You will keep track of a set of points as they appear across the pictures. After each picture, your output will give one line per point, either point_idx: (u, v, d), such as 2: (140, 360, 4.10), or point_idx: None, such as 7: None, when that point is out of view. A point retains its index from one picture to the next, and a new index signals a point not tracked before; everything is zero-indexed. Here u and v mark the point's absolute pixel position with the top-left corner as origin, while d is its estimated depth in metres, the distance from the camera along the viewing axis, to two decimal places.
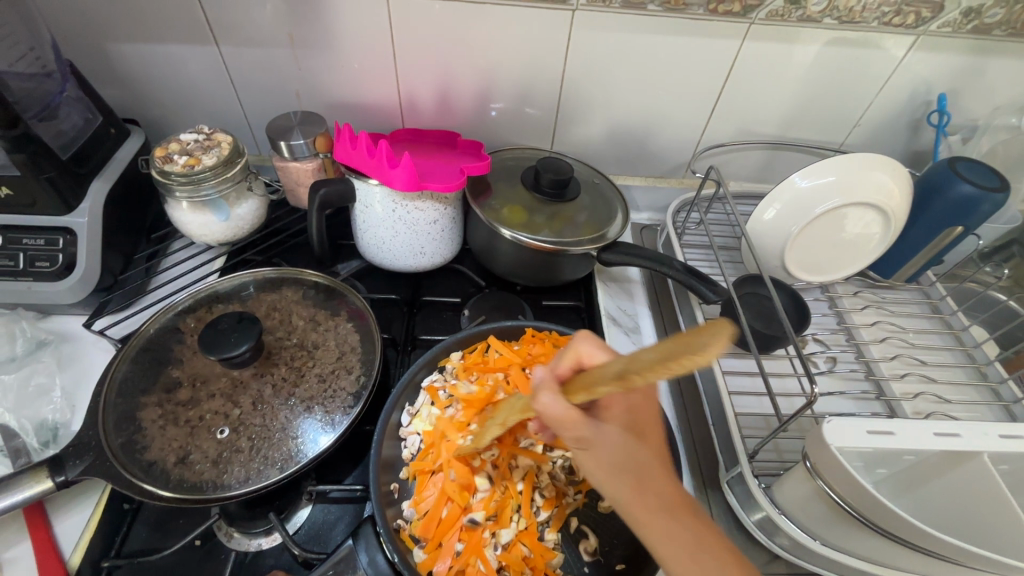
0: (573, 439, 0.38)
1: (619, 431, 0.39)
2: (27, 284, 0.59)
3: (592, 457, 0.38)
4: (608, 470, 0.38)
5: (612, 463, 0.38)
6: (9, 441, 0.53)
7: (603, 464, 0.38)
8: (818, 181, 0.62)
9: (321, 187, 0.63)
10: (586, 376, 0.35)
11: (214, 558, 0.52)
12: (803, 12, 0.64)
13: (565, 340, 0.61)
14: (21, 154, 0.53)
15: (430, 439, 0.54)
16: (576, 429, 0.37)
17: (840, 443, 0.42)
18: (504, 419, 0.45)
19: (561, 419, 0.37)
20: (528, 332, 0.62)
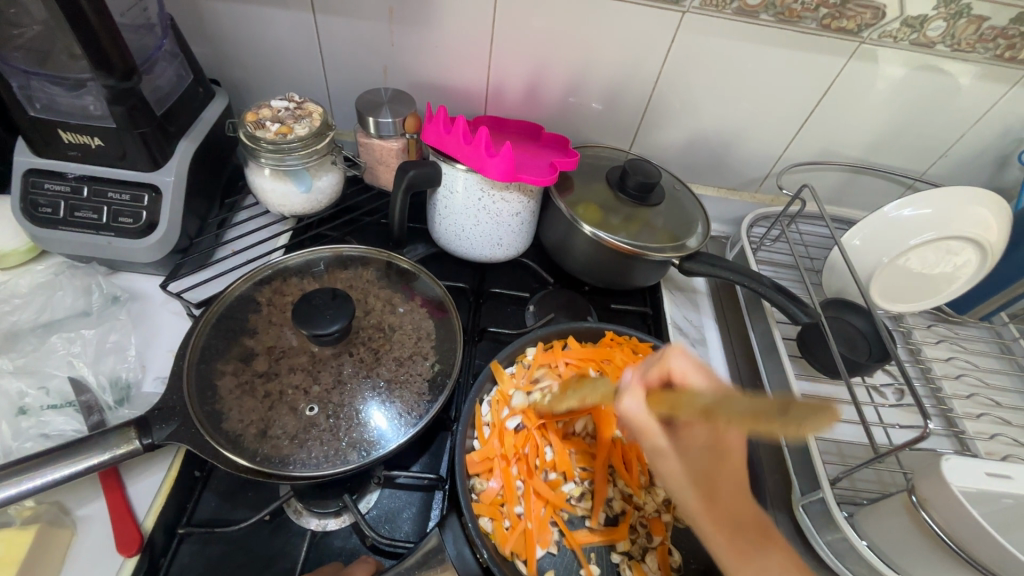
0: (652, 448, 0.40)
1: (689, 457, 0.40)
2: (108, 239, 0.58)
3: (665, 469, 0.40)
4: (682, 487, 0.39)
5: (687, 480, 0.39)
6: (85, 397, 0.52)
7: (677, 479, 0.40)
8: (917, 213, 0.62)
9: (410, 168, 0.62)
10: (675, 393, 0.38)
11: (284, 534, 0.52)
12: (918, 36, 0.63)
13: (644, 347, 0.61)
14: (121, 107, 0.52)
15: (501, 432, 0.53)
16: (657, 440, 0.40)
17: (960, 482, 0.43)
18: (584, 397, 0.50)
19: (640, 425, 0.40)
20: (606, 337, 0.61)
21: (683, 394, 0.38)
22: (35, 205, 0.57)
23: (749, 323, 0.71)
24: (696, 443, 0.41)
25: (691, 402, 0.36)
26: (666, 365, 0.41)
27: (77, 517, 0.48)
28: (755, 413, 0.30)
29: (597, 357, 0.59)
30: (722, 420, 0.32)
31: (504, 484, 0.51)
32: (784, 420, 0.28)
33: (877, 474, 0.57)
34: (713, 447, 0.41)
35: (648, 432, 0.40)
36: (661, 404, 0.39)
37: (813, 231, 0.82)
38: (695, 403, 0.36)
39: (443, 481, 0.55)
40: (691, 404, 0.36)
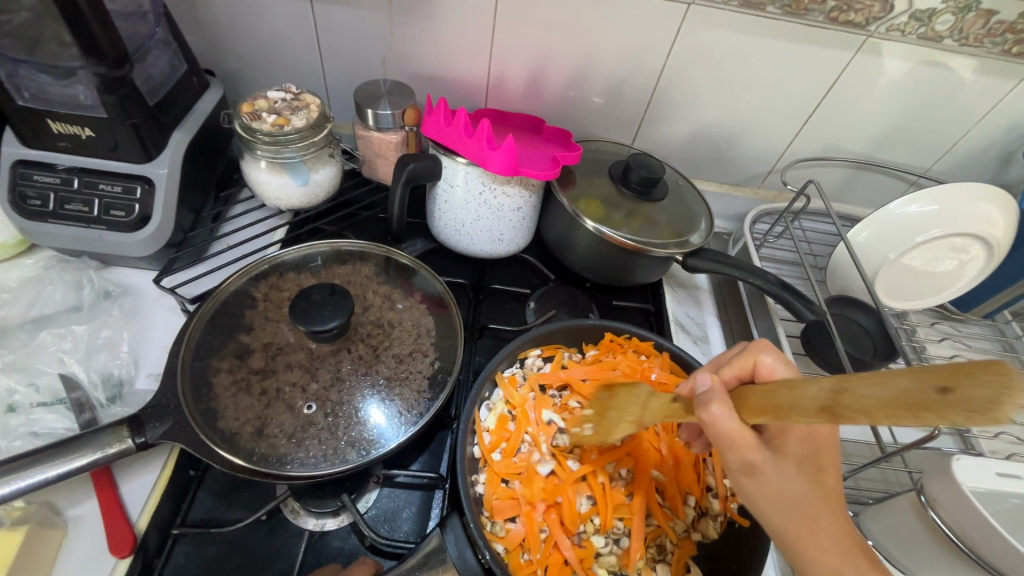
0: (738, 463, 0.36)
1: (788, 467, 0.37)
2: (100, 232, 0.56)
3: (755, 485, 0.37)
4: (776, 502, 0.36)
5: (782, 496, 0.36)
6: (76, 394, 0.51)
7: (773, 497, 0.36)
8: (923, 209, 0.62)
9: (410, 161, 0.61)
10: (774, 397, 0.33)
11: (281, 534, 0.51)
12: (926, 30, 0.62)
13: (647, 346, 0.59)
14: (112, 96, 0.51)
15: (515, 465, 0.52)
16: (750, 453, 0.36)
17: (970, 482, 0.42)
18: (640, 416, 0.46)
19: (730, 438, 0.36)
20: (608, 335, 0.60)
21: (783, 394, 0.32)
22: (23, 197, 0.56)
23: (751, 320, 0.71)
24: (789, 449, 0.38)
25: (797, 399, 0.31)
26: (754, 360, 0.43)
27: (67, 517, 0.47)
28: (905, 399, 0.24)
29: (602, 371, 0.57)
30: (850, 411, 0.27)
31: (529, 527, 0.49)
32: (969, 413, 0.22)
33: (881, 473, 0.57)
34: (806, 451, 0.38)
35: (744, 444, 0.35)
36: (757, 412, 0.34)
37: (816, 227, 0.81)
38: (804, 397, 0.30)
39: (444, 480, 0.54)
40: (797, 406, 0.31)
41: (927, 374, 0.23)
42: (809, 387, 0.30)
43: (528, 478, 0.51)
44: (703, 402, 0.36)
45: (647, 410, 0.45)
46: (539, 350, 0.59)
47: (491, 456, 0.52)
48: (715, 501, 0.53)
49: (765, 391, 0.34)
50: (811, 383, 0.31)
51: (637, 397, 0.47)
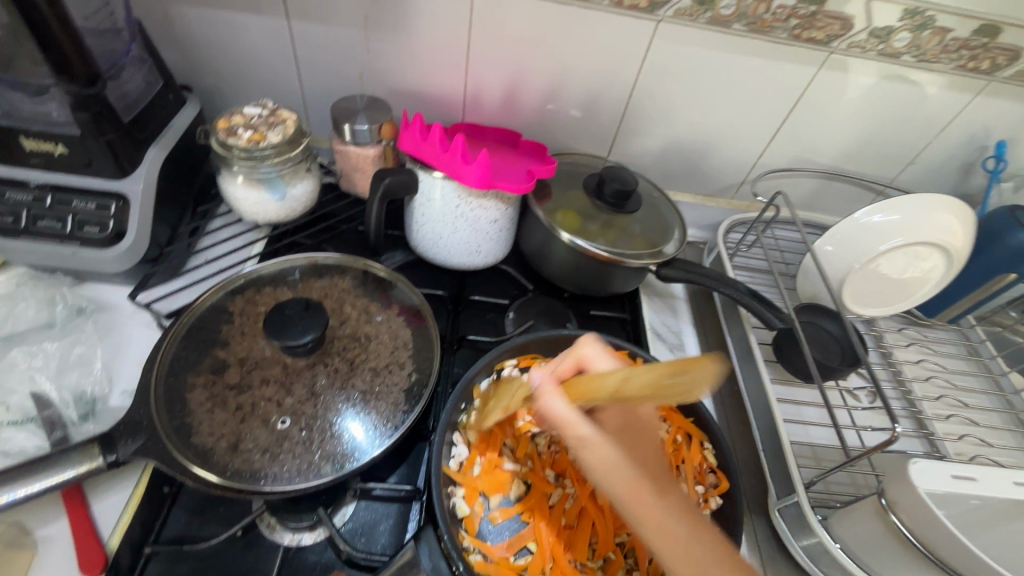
0: (574, 440, 0.40)
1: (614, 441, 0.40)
2: (73, 248, 0.56)
3: (587, 457, 0.39)
4: (605, 473, 0.38)
5: (609, 463, 0.38)
6: (47, 412, 0.50)
7: (603, 466, 0.38)
8: (885, 219, 0.64)
9: (386, 175, 0.61)
10: (585, 384, 0.42)
11: (256, 550, 0.51)
12: (885, 47, 0.64)
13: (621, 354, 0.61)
14: (85, 113, 0.51)
15: (493, 477, 0.52)
16: (579, 428, 0.40)
17: (927, 485, 0.43)
18: (507, 405, 0.50)
19: (561, 420, 0.41)
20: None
21: (594, 378, 0.42)
22: None
23: (726, 329, 0.72)
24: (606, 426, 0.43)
25: (599, 386, 0.41)
26: (578, 353, 0.48)
27: (38, 537, 0.46)
28: (655, 386, 0.38)
29: None
30: (628, 393, 0.39)
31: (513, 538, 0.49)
32: (670, 378, 0.37)
33: (851, 477, 0.58)
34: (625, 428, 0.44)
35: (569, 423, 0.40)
36: (580, 394, 0.42)
37: (788, 236, 0.83)
38: (605, 385, 0.40)
39: (420, 492, 0.54)
40: (600, 388, 0.40)
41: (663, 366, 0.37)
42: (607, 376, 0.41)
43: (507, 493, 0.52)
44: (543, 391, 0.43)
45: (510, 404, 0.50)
46: (515, 362, 0.60)
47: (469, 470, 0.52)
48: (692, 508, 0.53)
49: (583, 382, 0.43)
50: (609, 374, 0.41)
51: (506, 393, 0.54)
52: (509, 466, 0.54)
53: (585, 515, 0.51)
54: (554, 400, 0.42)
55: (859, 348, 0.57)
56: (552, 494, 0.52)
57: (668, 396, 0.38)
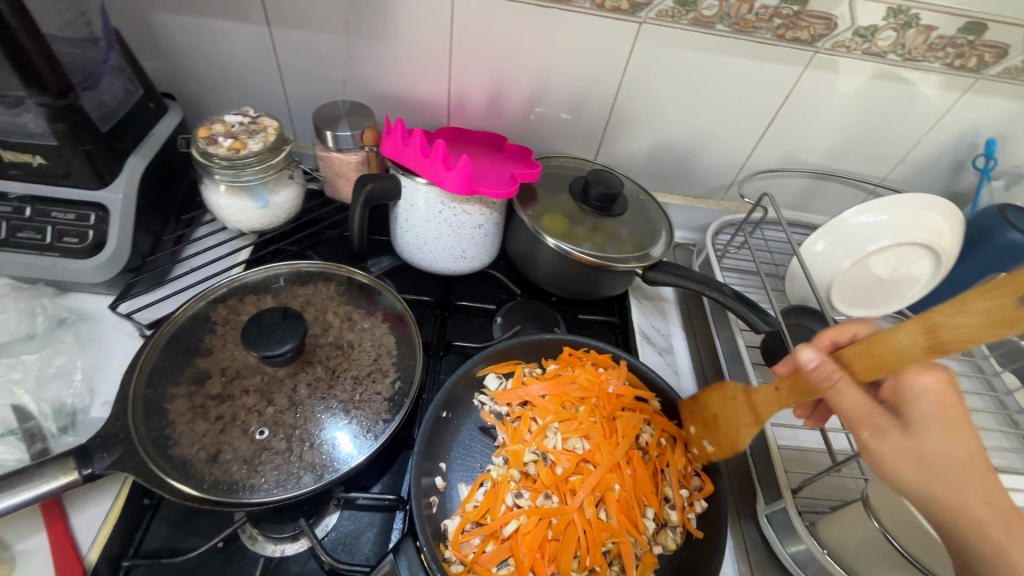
0: (869, 430, 0.37)
1: (928, 428, 0.35)
2: (53, 259, 0.56)
3: (881, 454, 0.36)
4: (908, 462, 0.35)
5: (921, 458, 0.35)
6: (26, 424, 0.50)
7: (905, 459, 0.35)
8: (872, 220, 0.63)
9: (368, 181, 0.61)
10: (874, 354, 0.37)
11: (238, 562, 0.50)
12: (870, 46, 0.64)
13: (605, 358, 0.61)
14: (62, 123, 0.51)
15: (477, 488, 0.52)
16: (877, 417, 0.36)
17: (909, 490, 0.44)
18: (738, 420, 0.50)
19: (853, 413, 0.37)
20: (567, 349, 0.61)
21: (883, 344, 0.37)
22: None
23: (715, 332, 0.71)
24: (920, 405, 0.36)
25: (896, 350, 0.36)
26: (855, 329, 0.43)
27: (16, 551, 0.45)
28: (992, 318, 0.29)
29: (561, 386, 0.58)
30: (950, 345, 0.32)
31: (495, 548, 0.48)
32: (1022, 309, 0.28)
33: (840, 481, 0.58)
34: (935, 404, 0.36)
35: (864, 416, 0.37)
36: (865, 370, 0.38)
37: (777, 237, 0.83)
38: (900, 345, 0.35)
39: (404, 501, 0.54)
40: (898, 355, 0.35)
41: (1004, 289, 0.29)
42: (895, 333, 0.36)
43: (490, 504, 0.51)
44: (826, 379, 0.38)
45: (761, 398, 0.47)
46: (496, 373, 0.60)
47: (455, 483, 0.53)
48: (674, 513, 0.53)
49: (858, 352, 0.39)
50: (899, 331, 0.36)
51: (728, 394, 0.51)
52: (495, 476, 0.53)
53: (570, 524, 0.50)
54: (844, 389, 0.38)
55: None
56: (537, 502, 0.51)
57: (1012, 326, 0.29)
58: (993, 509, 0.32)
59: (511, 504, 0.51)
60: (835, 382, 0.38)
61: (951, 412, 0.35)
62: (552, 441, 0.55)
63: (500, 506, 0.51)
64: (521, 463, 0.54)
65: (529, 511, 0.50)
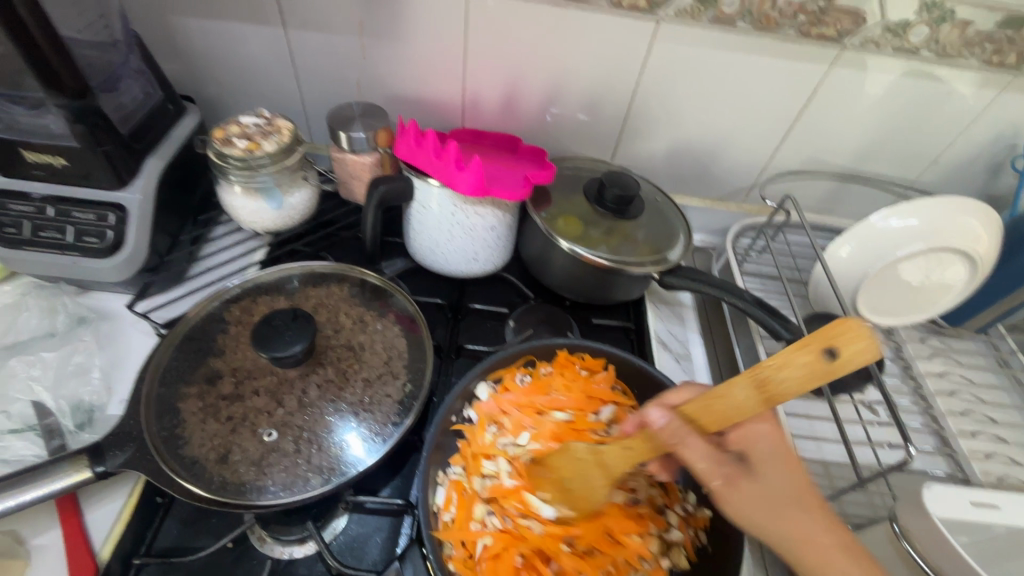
0: (722, 476, 0.39)
1: (772, 466, 0.40)
2: (74, 259, 0.57)
3: (732, 497, 0.39)
4: (758, 504, 0.39)
5: (767, 500, 0.39)
6: (44, 420, 0.51)
7: (755, 501, 0.39)
8: (902, 224, 0.60)
9: (381, 183, 0.61)
10: (716, 408, 0.38)
11: (246, 562, 0.50)
12: (901, 43, 0.61)
13: (598, 362, 0.59)
14: (82, 125, 0.52)
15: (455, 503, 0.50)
16: (728, 465, 0.39)
17: (942, 513, 0.42)
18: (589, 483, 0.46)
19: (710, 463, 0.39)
20: (562, 353, 0.59)
21: (722, 395, 0.38)
22: None
23: (735, 339, 0.69)
24: (757, 451, 0.41)
25: (735, 403, 0.37)
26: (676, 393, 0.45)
27: (31, 546, 0.46)
28: (815, 372, 0.33)
29: (542, 392, 0.57)
30: (781, 395, 0.35)
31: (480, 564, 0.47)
32: (833, 366, 0.33)
33: (867, 497, 0.55)
34: (769, 447, 0.41)
35: (714, 466, 0.39)
36: (711, 423, 0.39)
37: (801, 242, 0.80)
38: (738, 400, 0.37)
39: (412, 507, 0.53)
40: (739, 406, 0.37)
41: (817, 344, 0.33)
42: (736, 385, 0.37)
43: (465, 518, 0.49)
44: (676, 435, 0.39)
45: (613, 460, 0.45)
46: (487, 386, 0.57)
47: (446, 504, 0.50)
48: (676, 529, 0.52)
49: (699, 407, 0.39)
50: (732, 384, 0.38)
51: (580, 456, 0.46)
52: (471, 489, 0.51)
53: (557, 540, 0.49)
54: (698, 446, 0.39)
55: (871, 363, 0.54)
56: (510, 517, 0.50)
57: (827, 378, 0.33)
58: (829, 535, 0.37)
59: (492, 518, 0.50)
60: (682, 439, 0.39)
61: (780, 451, 0.41)
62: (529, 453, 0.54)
63: (473, 521, 0.49)
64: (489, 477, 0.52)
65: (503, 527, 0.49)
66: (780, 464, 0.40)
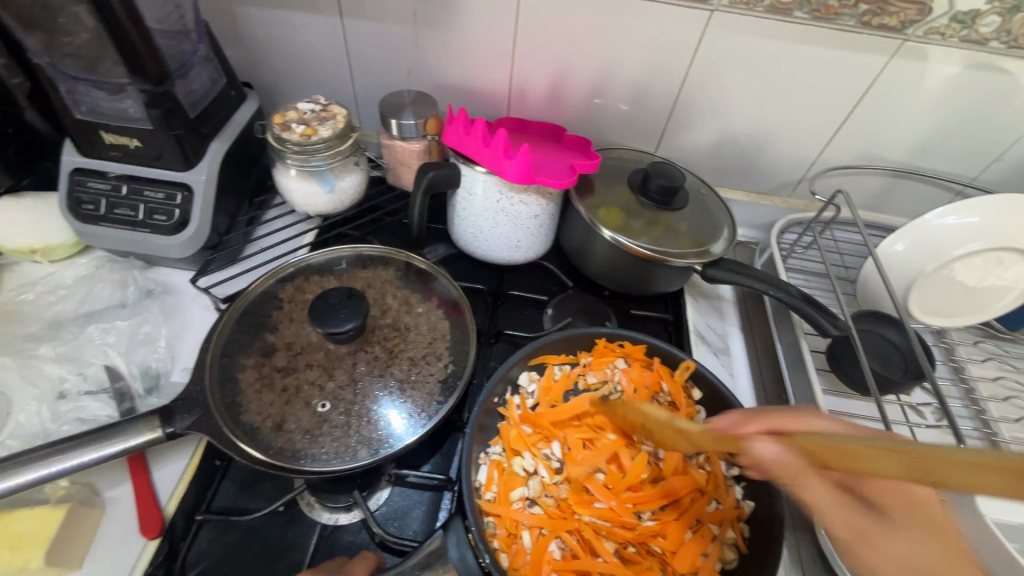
0: (846, 522, 0.35)
1: (921, 540, 0.33)
2: (144, 235, 0.61)
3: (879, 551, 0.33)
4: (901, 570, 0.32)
5: (912, 564, 0.32)
6: (117, 384, 0.55)
7: (895, 565, 0.32)
8: (960, 222, 0.58)
9: (430, 170, 0.62)
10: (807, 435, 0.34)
11: (296, 525, 0.53)
12: (969, 33, 0.58)
13: (639, 352, 0.59)
14: (157, 109, 0.55)
15: (496, 484, 0.50)
16: (856, 515, 0.35)
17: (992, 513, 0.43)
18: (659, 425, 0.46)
19: (823, 505, 0.35)
20: (601, 342, 0.59)
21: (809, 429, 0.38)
22: (80, 202, 0.61)
23: (775, 337, 0.69)
24: (885, 502, 0.36)
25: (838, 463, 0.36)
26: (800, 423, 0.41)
27: (106, 497, 0.50)
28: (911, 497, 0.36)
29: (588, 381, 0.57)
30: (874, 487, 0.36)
31: (521, 548, 0.47)
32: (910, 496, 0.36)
33: None
34: (917, 513, 0.35)
35: (831, 506, 0.35)
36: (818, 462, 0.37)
37: (849, 238, 0.78)
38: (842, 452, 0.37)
39: (452, 482, 0.55)
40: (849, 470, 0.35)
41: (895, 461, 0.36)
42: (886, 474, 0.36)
43: (508, 503, 0.49)
44: (786, 474, 0.34)
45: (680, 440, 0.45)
46: (528, 376, 0.58)
47: (489, 486, 0.50)
48: (731, 534, 0.49)
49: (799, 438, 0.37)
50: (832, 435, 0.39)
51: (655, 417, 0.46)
52: (514, 473, 0.51)
53: (604, 534, 0.48)
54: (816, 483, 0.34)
55: (932, 362, 0.52)
56: (552, 505, 0.50)
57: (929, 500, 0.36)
58: None
59: (534, 505, 0.50)
60: (795, 477, 0.34)
61: (934, 525, 0.34)
62: (577, 444, 0.53)
63: (514, 505, 0.49)
64: (532, 461, 0.52)
65: (545, 515, 0.48)
66: (925, 523, 0.34)
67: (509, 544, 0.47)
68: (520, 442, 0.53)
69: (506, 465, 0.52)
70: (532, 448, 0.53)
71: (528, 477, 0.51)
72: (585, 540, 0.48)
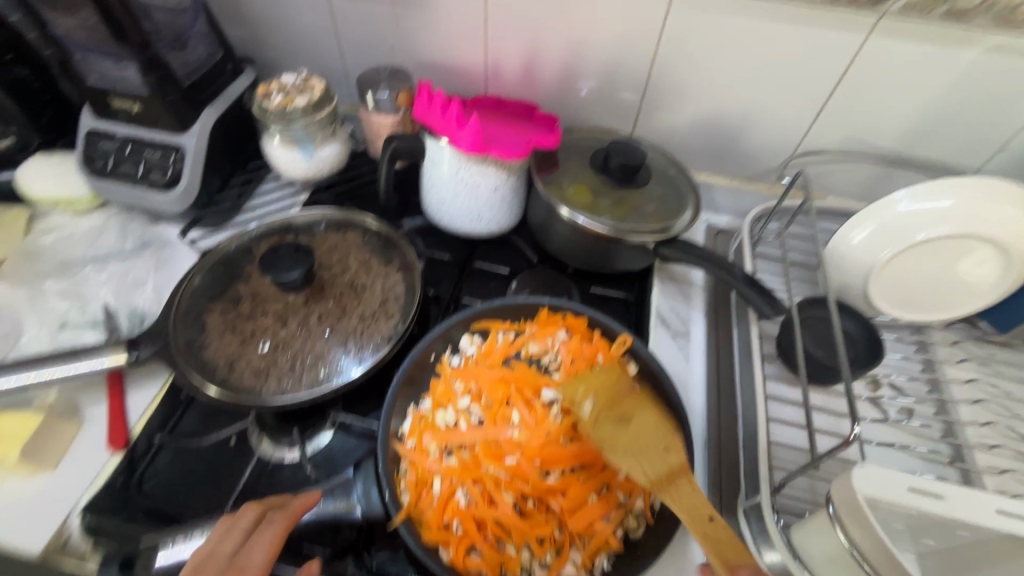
0: None
1: None
2: (142, 190, 0.68)
3: None
4: None
5: None
6: (106, 319, 0.62)
7: None
8: (926, 205, 0.54)
9: (394, 140, 0.67)
10: None
11: (242, 459, 0.57)
12: (950, 7, 0.55)
13: (580, 324, 0.60)
14: (152, 76, 0.62)
15: (417, 432, 0.53)
16: None
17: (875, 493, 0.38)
18: (646, 442, 0.48)
19: None
20: (545, 311, 0.60)
21: None
22: (91, 159, 0.69)
23: (736, 322, 0.67)
24: None
25: None
26: None
27: (85, 414, 0.58)
28: None
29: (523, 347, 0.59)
30: None
31: (425, 491, 0.50)
32: None
33: None
34: None
35: None
36: None
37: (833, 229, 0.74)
38: None
39: None
40: None
41: None
42: None
43: (424, 450, 0.52)
44: None
45: (648, 461, 0.47)
46: (469, 338, 0.60)
47: (411, 434, 0.53)
48: (637, 503, 0.50)
49: None
50: None
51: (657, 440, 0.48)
52: (436, 424, 0.54)
53: (507, 487, 0.50)
54: None
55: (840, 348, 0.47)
56: (466, 457, 0.52)
57: None
58: None
59: (450, 455, 0.52)
60: None
61: None
62: (501, 404, 0.55)
63: (430, 454, 0.52)
64: (456, 416, 0.54)
65: (457, 464, 0.51)
66: None
67: (418, 488, 0.50)
68: (448, 397, 0.55)
69: (430, 417, 0.54)
70: (457, 403, 0.55)
71: (448, 428, 0.54)
72: (488, 491, 0.50)
